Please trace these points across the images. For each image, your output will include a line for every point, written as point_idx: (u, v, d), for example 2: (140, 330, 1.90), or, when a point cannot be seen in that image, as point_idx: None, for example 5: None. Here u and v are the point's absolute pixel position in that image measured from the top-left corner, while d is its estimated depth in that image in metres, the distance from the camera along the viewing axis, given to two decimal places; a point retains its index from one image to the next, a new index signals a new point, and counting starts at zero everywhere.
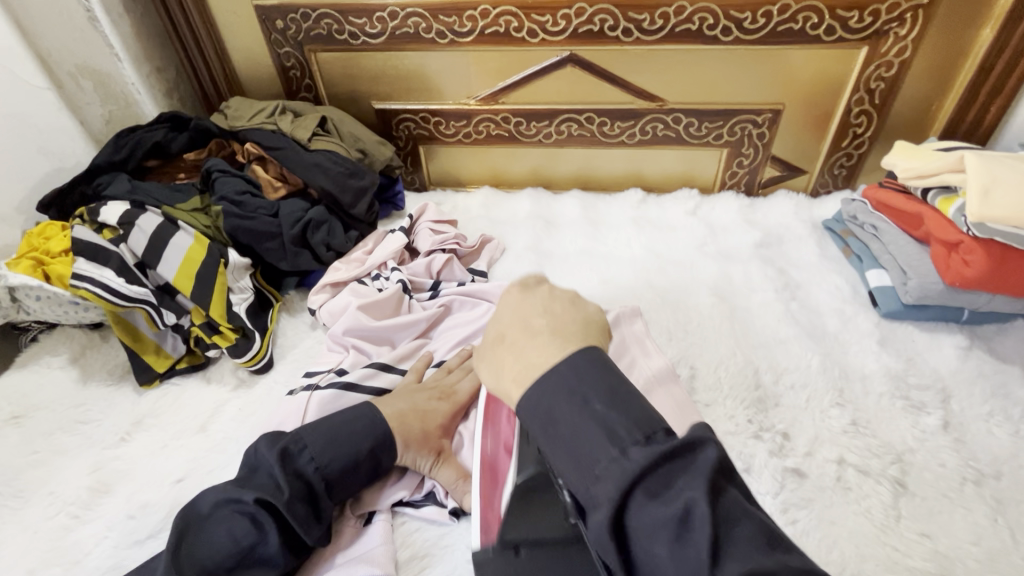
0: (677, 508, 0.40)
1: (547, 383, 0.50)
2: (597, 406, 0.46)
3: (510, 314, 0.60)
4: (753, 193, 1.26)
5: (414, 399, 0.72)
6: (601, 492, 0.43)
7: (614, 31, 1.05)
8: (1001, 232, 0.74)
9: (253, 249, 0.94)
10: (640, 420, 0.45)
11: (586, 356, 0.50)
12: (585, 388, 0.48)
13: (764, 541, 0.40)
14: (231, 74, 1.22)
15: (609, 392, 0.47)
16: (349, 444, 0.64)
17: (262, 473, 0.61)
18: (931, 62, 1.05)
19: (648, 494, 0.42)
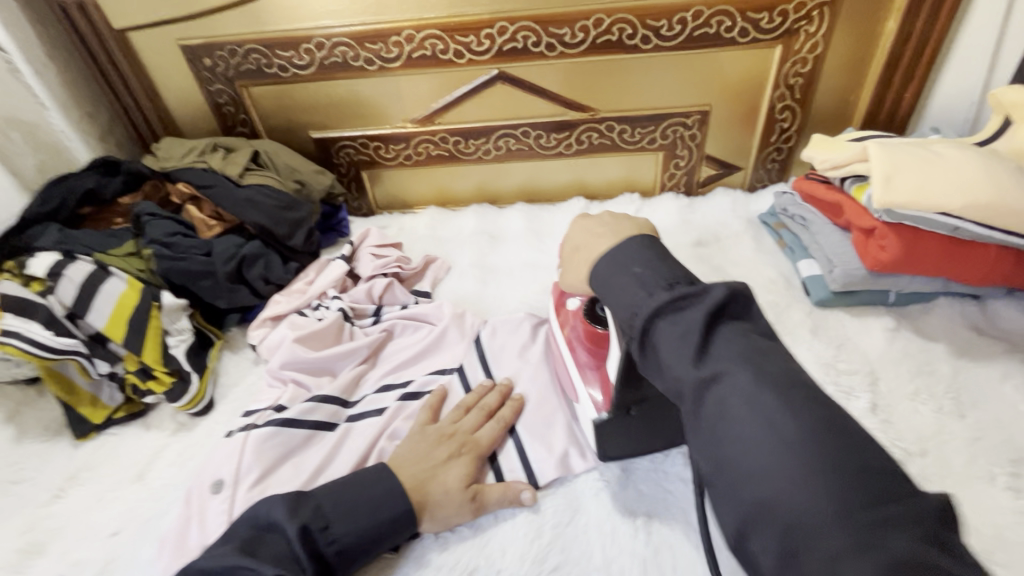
0: (719, 384, 0.45)
1: (621, 307, 0.53)
2: (665, 321, 0.49)
3: (579, 232, 0.65)
4: (693, 193, 1.29)
5: (431, 460, 0.68)
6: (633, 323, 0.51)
7: (537, 46, 1.07)
8: (911, 216, 0.77)
9: (189, 289, 0.93)
10: (671, 278, 0.52)
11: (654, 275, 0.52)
12: (652, 303, 0.50)
13: (795, 412, 0.43)
14: (165, 115, 1.22)
15: (677, 309, 0.49)
16: (369, 515, 0.61)
17: (274, 536, 0.58)
18: (844, 55, 1.09)
19: (706, 386, 0.45)
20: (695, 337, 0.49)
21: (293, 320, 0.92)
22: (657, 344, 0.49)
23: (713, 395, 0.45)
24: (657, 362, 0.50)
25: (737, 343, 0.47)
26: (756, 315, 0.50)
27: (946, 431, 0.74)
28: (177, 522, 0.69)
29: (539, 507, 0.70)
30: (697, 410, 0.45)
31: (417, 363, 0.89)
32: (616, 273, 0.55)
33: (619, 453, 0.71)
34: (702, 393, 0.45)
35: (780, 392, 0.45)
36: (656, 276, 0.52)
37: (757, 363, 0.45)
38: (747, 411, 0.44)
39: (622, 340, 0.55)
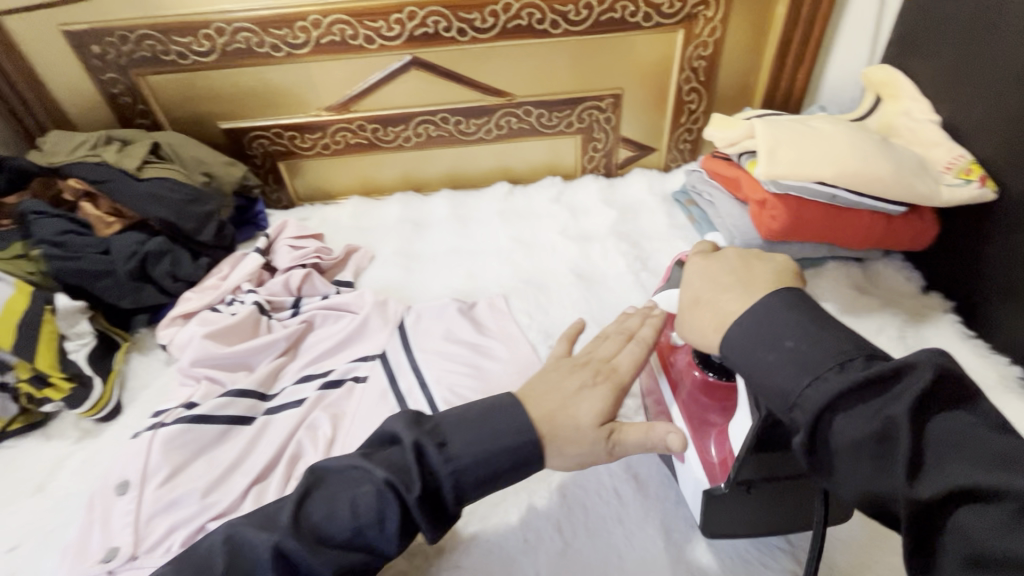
0: (883, 428, 0.41)
1: (774, 391, 0.47)
2: (846, 415, 0.43)
3: (700, 280, 0.60)
4: (614, 174, 1.34)
5: (483, 402, 0.57)
6: (798, 417, 0.45)
7: (448, 32, 1.08)
8: (795, 186, 0.83)
9: (87, 291, 0.88)
10: (836, 348, 0.45)
11: (812, 351, 0.46)
12: (836, 386, 0.43)
13: (965, 445, 0.39)
14: (53, 107, 1.13)
15: (863, 394, 0.42)
16: (497, 448, 0.53)
17: (392, 450, 0.53)
18: (740, 40, 1.15)
19: (862, 428, 0.41)
20: (838, 365, 0.44)
21: (207, 315, 0.89)
22: (838, 442, 0.43)
23: (874, 439, 0.41)
24: (789, 395, 0.46)
25: (954, 434, 0.40)
26: (979, 395, 0.42)
27: None
28: (81, 530, 0.67)
29: None
30: (846, 452, 0.42)
31: (339, 352, 0.88)
32: (761, 344, 0.49)
33: (731, 531, 0.61)
34: (848, 434, 0.42)
35: (957, 425, 0.40)
36: (816, 349, 0.46)
37: (975, 458, 0.38)
38: (920, 461, 0.40)
39: (744, 367, 0.50)
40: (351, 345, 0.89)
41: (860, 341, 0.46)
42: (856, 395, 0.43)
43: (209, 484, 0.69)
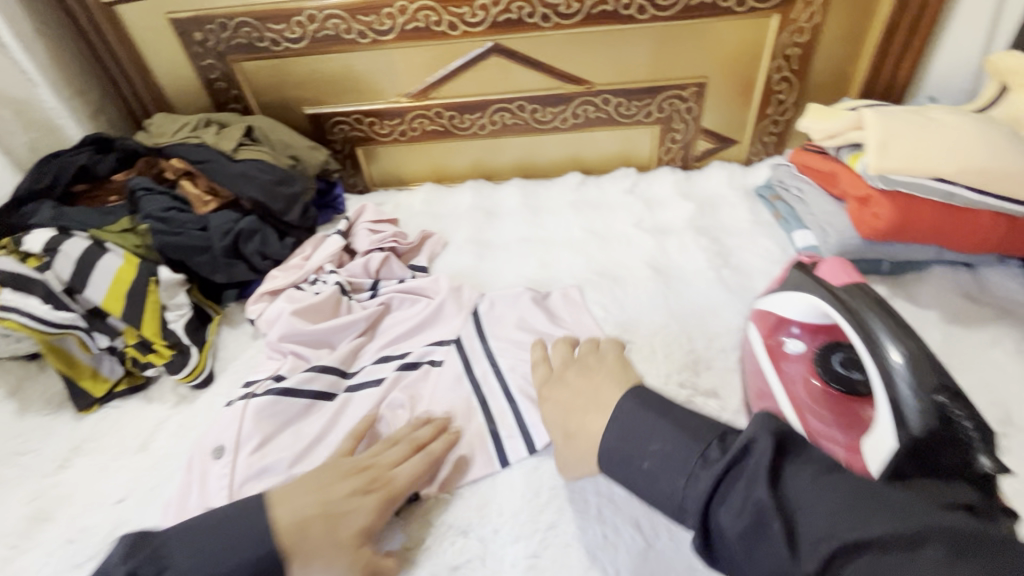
0: (753, 518, 0.40)
1: (658, 492, 0.48)
2: (720, 508, 0.42)
3: (562, 416, 0.63)
4: (690, 167, 1.29)
5: (334, 490, 0.60)
6: (689, 516, 0.45)
7: (532, 17, 1.06)
8: (904, 182, 0.78)
9: (186, 265, 0.94)
10: (697, 437, 0.48)
11: (670, 451, 0.48)
12: (702, 486, 0.44)
13: (858, 501, 0.38)
14: (156, 91, 1.20)
15: (722, 486, 0.43)
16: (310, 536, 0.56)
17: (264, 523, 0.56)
18: (841, 24, 1.08)
19: (743, 515, 0.40)
20: (700, 459, 0.46)
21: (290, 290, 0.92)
22: (724, 539, 0.42)
23: (752, 519, 0.40)
24: (677, 499, 0.47)
25: (811, 497, 0.39)
26: (812, 447, 0.43)
27: None
28: (180, 487, 0.71)
29: (536, 466, 0.71)
30: (748, 536, 0.40)
31: (416, 336, 0.89)
32: (635, 450, 0.51)
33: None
34: (727, 527, 0.41)
35: (804, 482, 0.40)
36: (686, 445, 0.48)
37: (856, 511, 0.37)
38: (800, 534, 0.38)
39: (623, 476, 0.52)
40: (429, 329, 0.90)
41: (713, 425, 0.49)
42: (740, 468, 0.43)
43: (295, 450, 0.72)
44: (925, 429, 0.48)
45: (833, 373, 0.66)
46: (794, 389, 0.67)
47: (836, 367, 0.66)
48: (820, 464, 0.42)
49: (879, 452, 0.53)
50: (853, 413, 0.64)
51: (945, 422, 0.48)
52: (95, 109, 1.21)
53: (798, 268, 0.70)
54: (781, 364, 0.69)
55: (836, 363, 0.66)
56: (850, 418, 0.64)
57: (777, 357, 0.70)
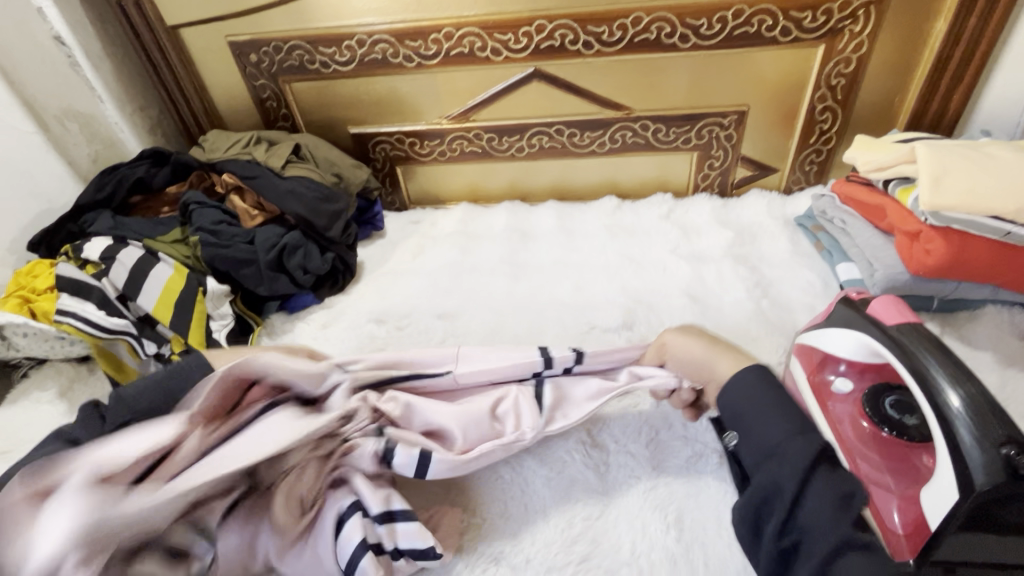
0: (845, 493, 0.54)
1: (761, 437, 0.60)
2: (825, 470, 0.56)
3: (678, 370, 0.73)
4: (727, 194, 1.28)
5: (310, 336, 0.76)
6: (787, 452, 0.57)
7: (575, 44, 1.08)
8: (958, 220, 0.75)
9: (231, 276, 0.97)
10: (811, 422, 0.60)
11: (807, 420, 0.60)
12: (811, 444, 0.57)
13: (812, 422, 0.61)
14: (210, 109, 1.26)
15: (835, 464, 0.56)
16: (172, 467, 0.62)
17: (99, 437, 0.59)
18: (889, 56, 1.06)
19: (760, 401, 0.62)
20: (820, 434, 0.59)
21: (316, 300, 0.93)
22: (800, 486, 0.56)
23: (841, 497, 0.54)
24: (768, 446, 0.59)
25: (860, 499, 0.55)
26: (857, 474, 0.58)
27: None
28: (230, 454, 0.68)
29: (569, 494, 0.70)
30: (750, 412, 0.62)
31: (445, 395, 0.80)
32: (753, 403, 0.63)
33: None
34: (821, 472, 0.55)
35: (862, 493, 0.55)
36: (792, 420, 0.60)
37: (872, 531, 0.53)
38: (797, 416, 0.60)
39: (741, 415, 0.63)
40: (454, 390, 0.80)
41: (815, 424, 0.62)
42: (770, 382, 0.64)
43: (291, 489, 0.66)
44: (991, 483, 0.46)
45: (883, 416, 0.64)
46: (841, 429, 0.65)
47: (885, 409, 0.64)
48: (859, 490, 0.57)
49: (939, 503, 0.51)
50: (907, 459, 0.61)
51: (1013, 478, 0.46)
52: (152, 124, 1.27)
53: (845, 304, 0.69)
54: (827, 406, 0.67)
55: (886, 405, 0.64)
56: (903, 464, 0.61)
57: (823, 396, 0.68)
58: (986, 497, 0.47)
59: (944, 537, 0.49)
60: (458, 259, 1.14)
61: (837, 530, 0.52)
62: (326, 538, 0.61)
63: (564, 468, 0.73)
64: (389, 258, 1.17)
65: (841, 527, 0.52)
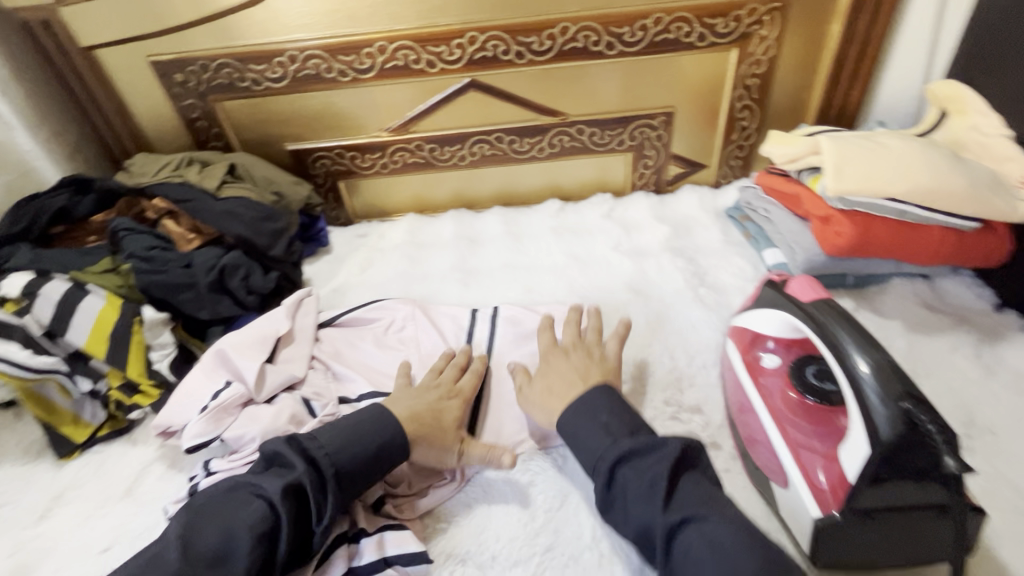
0: (650, 482, 0.57)
1: (583, 447, 0.64)
2: (630, 467, 0.59)
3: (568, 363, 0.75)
4: (662, 191, 1.34)
5: (427, 399, 0.72)
6: (600, 464, 0.61)
7: (507, 55, 1.11)
8: (863, 202, 0.84)
9: (169, 303, 0.93)
10: (629, 423, 0.64)
11: (615, 422, 0.64)
12: (616, 448, 0.61)
13: (718, 501, 0.55)
14: (135, 132, 1.21)
15: (639, 454, 0.60)
16: (358, 442, 0.65)
17: (257, 495, 0.58)
18: (795, 58, 1.16)
19: (643, 480, 0.57)
20: (629, 433, 0.63)
21: (258, 320, 0.90)
22: (619, 485, 0.59)
23: (649, 482, 0.57)
24: (594, 456, 0.62)
25: (691, 485, 0.57)
26: (699, 458, 0.60)
27: None
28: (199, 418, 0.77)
29: (530, 489, 0.72)
30: (580, 428, 0.65)
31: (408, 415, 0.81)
32: (582, 421, 0.66)
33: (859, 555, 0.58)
34: (628, 478, 0.59)
35: (700, 489, 0.57)
36: (609, 429, 0.64)
37: (714, 506, 0.55)
38: (676, 501, 0.55)
39: (568, 424, 0.67)
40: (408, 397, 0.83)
41: (631, 419, 0.65)
42: (664, 462, 0.58)
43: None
44: (894, 433, 0.53)
45: (807, 384, 0.69)
46: (772, 400, 0.71)
47: (809, 378, 0.70)
48: (700, 472, 0.60)
49: (854, 457, 0.57)
50: (831, 422, 0.67)
51: (910, 427, 0.53)
52: (71, 150, 1.20)
53: (769, 285, 0.74)
54: (760, 381, 0.73)
55: (809, 374, 0.70)
56: (829, 427, 0.66)
57: (755, 373, 0.74)
58: (888, 446, 0.53)
59: (860, 489, 0.55)
60: (408, 270, 1.15)
61: (653, 517, 0.55)
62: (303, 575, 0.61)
63: (525, 464, 0.75)
64: (336, 275, 1.16)
65: (655, 515, 0.55)
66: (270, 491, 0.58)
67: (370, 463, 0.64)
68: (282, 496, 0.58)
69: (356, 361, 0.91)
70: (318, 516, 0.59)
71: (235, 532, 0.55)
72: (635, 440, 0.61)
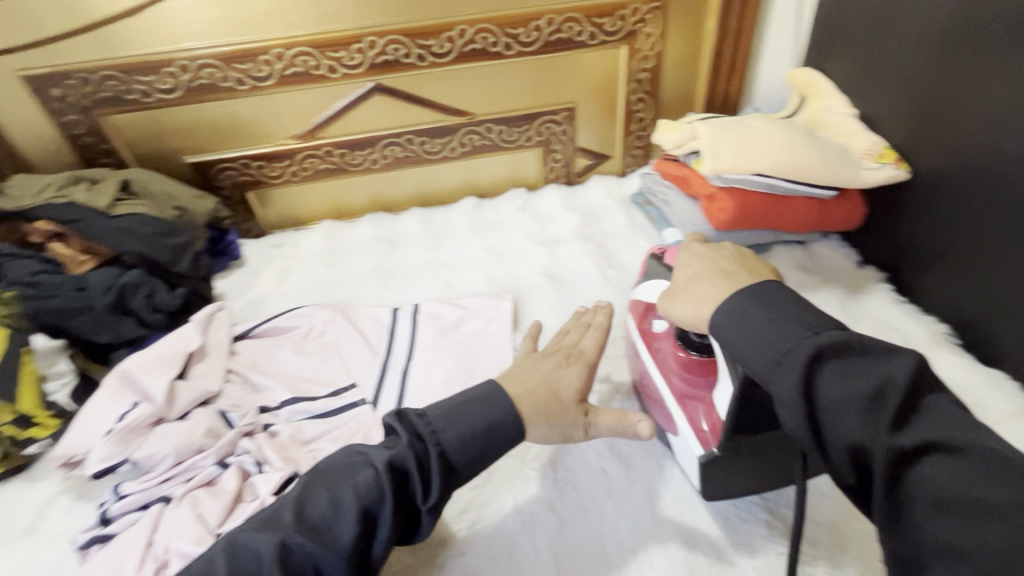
0: (877, 389, 0.44)
1: (761, 348, 0.50)
2: (840, 372, 0.46)
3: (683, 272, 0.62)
4: (573, 182, 1.41)
5: (543, 370, 0.66)
6: (792, 358, 0.47)
7: (408, 58, 1.13)
8: (737, 179, 0.94)
9: (63, 329, 0.88)
10: (828, 317, 0.50)
11: (807, 314, 0.50)
12: (812, 344, 0.47)
13: (969, 426, 0.42)
14: (11, 152, 1.12)
15: (851, 356, 0.46)
16: (473, 414, 0.60)
17: (363, 462, 0.56)
18: (678, 53, 1.26)
19: (861, 389, 0.44)
20: (831, 328, 0.48)
21: (166, 338, 0.87)
22: (824, 397, 0.46)
23: (869, 395, 0.44)
24: (775, 357, 0.49)
25: (935, 402, 0.44)
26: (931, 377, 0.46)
27: None
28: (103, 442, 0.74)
29: None
30: (739, 327, 0.52)
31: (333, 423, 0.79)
32: (756, 312, 0.52)
33: (730, 490, 0.68)
34: (836, 392, 0.45)
35: (942, 404, 0.44)
36: (803, 319, 0.50)
37: (967, 437, 0.42)
38: (905, 422, 0.43)
39: (729, 331, 0.53)
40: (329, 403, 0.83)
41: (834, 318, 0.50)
42: (863, 375, 0.45)
43: (146, 541, 0.63)
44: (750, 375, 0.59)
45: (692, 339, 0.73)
46: (664, 363, 0.75)
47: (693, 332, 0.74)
48: (947, 413, 0.44)
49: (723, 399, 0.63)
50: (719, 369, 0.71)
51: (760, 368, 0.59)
52: None
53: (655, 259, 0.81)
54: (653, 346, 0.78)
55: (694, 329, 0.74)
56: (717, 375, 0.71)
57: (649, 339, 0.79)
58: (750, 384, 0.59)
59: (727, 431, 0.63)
60: (326, 276, 1.14)
61: (871, 435, 0.43)
62: None
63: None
64: (252, 287, 1.14)
65: (879, 437, 0.43)
66: (376, 459, 0.56)
67: (461, 446, 0.58)
68: (387, 468, 0.55)
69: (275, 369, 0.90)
70: (423, 495, 0.56)
71: (341, 496, 0.54)
72: (843, 333, 0.47)
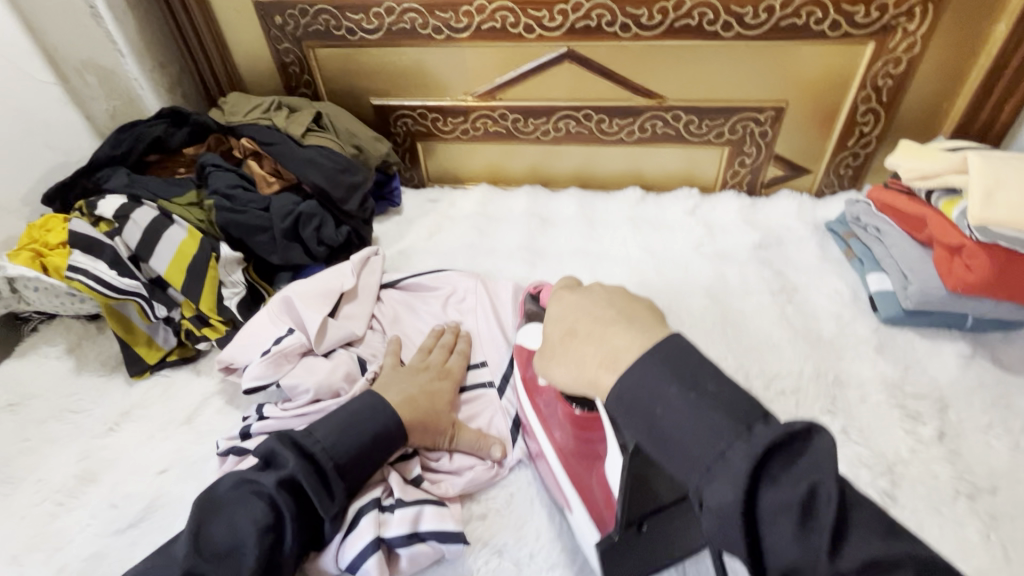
0: None
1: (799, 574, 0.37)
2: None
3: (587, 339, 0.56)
4: (755, 193, 1.23)
5: (420, 383, 0.73)
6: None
7: (612, 26, 1.04)
8: (1007, 237, 0.71)
9: (244, 243, 0.95)
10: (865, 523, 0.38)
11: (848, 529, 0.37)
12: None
13: None
14: (232, 70, 1.23)
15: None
16: (355, 428, 0.63)
17: (248, 489, 0.57)
18: (941, 59, 1.01)
19: None
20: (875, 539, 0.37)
21: (325, 272, 0.90)
22: None
23: None
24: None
25: None
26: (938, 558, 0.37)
27: (1020, 470, 0.70)
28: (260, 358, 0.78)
29: None
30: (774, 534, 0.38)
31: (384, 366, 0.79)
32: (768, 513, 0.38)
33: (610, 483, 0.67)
34: None
35: None
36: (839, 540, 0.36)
37: None
38: None
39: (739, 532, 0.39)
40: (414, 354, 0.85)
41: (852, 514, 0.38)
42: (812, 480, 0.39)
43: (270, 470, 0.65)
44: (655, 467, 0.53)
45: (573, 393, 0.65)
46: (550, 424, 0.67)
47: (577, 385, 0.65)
48: None
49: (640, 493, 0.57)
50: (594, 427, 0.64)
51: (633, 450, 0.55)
52: (172, 82, 1.24)
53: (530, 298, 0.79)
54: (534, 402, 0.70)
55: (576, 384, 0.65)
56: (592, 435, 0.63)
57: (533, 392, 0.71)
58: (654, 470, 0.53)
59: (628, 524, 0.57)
60: (476, 242, 1.12)
61: None
62: (334, 537, 0.61)
63: None
64: (404, 237, 1.15)
65: None
66: (268, 486, 0.57)
67: (369, 449, 0.63)
68: (278, 489, 0.57)
69: (412, 327, 0.90)
70: (328, 499, 0.59)
71: (241, 534, 0.55)
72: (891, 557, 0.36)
